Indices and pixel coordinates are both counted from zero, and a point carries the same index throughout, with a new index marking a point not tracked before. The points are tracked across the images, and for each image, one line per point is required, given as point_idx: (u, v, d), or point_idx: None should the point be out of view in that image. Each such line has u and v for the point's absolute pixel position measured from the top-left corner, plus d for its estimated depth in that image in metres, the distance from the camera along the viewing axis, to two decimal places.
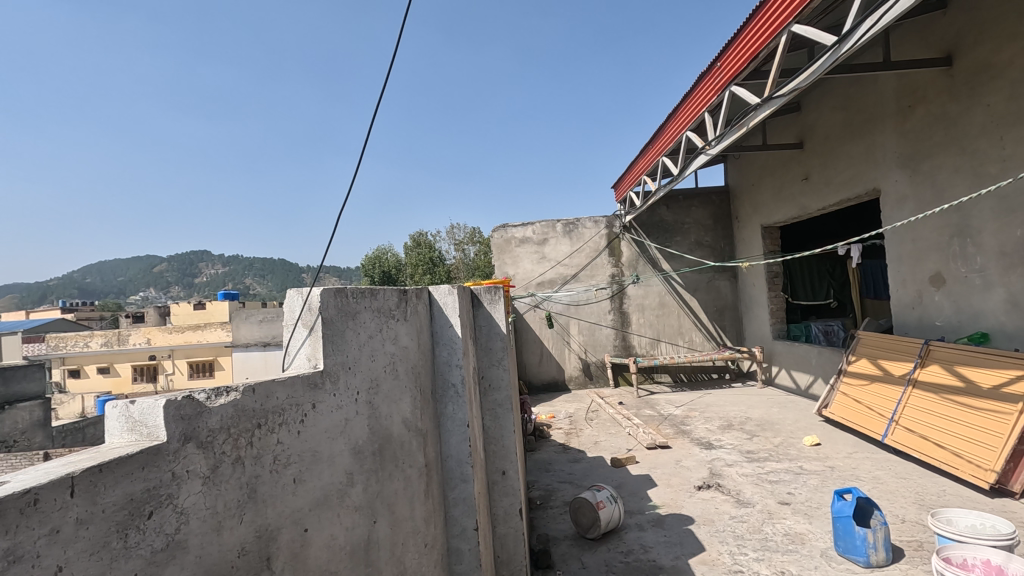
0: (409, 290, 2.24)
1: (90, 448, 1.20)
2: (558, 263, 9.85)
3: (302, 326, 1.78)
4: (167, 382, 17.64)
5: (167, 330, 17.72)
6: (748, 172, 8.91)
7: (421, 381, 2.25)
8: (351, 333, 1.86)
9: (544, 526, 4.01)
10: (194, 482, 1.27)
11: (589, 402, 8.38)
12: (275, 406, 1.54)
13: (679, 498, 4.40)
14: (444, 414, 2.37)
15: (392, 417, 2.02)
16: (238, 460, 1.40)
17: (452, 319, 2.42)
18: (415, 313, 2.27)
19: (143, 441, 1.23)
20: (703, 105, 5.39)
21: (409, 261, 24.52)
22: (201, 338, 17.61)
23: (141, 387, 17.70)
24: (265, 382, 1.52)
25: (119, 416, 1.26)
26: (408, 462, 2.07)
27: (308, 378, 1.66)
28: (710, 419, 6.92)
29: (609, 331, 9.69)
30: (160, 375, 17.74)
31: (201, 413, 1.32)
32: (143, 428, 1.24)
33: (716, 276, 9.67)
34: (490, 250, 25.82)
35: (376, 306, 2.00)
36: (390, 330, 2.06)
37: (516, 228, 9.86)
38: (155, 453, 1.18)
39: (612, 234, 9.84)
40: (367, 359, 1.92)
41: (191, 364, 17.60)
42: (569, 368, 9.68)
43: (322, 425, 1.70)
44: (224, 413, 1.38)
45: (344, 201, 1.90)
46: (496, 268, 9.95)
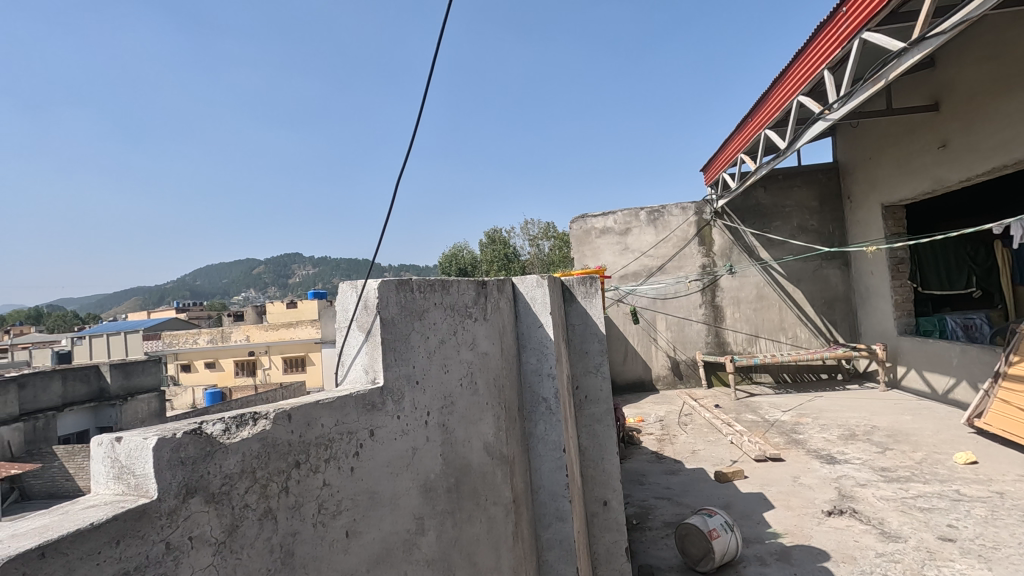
0: (489, 282, 1.82)
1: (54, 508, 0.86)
2: (642, 254, 9.16)
3: (357, 328, 1.40)
4: (265, 377, 18.59)
5: (264, 327, 18.65)
6: (864, 144, 7.80)
7: (505, 396, 1.83)
8: (417, 338, 1.46)
9: (644, 553, 3.48)
10: (203, 552, 0.91)
11: (680, 405, 7.65)
12: (320, 437, 1.16)
13: (804, 525, 3.71)
14: (534, 435, 1.94)
15: (471, 442, 1.61)
16: (267, 514, 1.03)
17: (541, 317, 1.97)
18: (497, 310, 1.85)
19: (129, 496, 0.88)
20: (824, 61, 4.58)
21: (484, 257, 24.48)
22: (294, 335, 18.36)
23: (242, 380, 18.79)
24: (305, 407, 1.15)
25: (104, 457, 0.92)
26: (492, 499, 1.65)
27: (363, 398, 1.28)
28: (827, 427, 6.04)
29: (700, 327, 8.90)
30: (259, 370, 18.70)
31: (213, 454, 0.95)
32: (130, 476, 0.89)
33: (825, 264, 8.60)
34: (565, 243, 24.87)
35: (448, 303, 1.59)
36: (465, 333, 1.65)
37: (595, 218, 9.27)
38: (138, 518, 0.82)
39: (702, 221, 8.99)
40: (438, 371, 1.51)
41: (286, 359, 18.40)
42: (656, 367, 8.99)
43: (383, 457, 1.31)
44: (247, 451, 1.01)
45: (403, 168, 1.49)
46: (575, 261, 9.40)
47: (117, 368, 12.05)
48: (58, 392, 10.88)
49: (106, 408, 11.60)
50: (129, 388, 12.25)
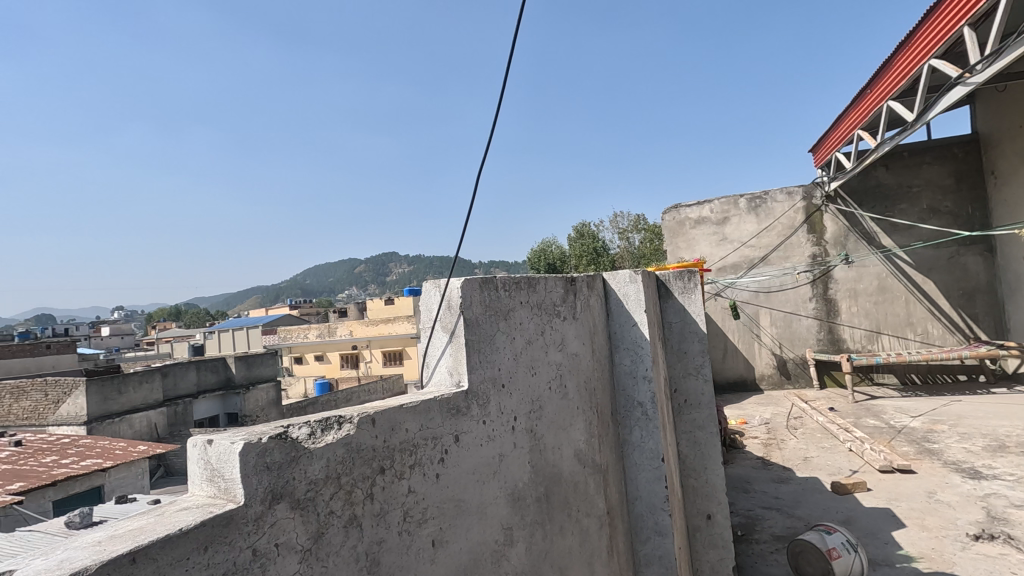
0: (578, 278, 1.71)
1: (152, 508, 0.88)
2: (743, 244, 8.57)
3: (441, 328, 1.35)
4: (367, 369, 19.71)
5: (366, 323, 19.74)
6: (1011, 112, 6.74)
7: (597, 400, 1.72)
8: (503, 339, 1.39)
9: (751, 569, 3.21)
10: (289, 560, 0.89)
11: (789, 407, 7.07)
12: (404, 443, 1.12)
13: (945, 549, 3.24)
14: (629, 442, 1.82)
15: (561, 450, 1.52)
16: (352, 522, 1.00)
17: (635, 315, 1.83)
18: (587, 308, 1.74)
19: (218, 500, 0.88)
20: (964, 17, 3.98)
21: (573, 252, 24.26)
22: (392, 330, 19.27)
23: (347, 372, 20.07)
24: (389, 411, 1.11)
25: (197, 459, 0.93)
26: (585, 510, 1.55)
27: (447, 402, 1.23)
28: (969, 437, 5.28)
29: (810, 322, 8.18)
30: (361, 363, 19.86)
31: (296, 460, 0.93)
32: (220, 480, 0.89)
33: (962, 250, 7.59)
34: (657, 236, 24.00)
35: (535, 302, 1.51)
36: (553, 333, 1.56)
37: (690, 207, 8.80)
38: (226, 524, 0.82)
39: (812, 207, 8.22)
40: (525, 373, 1.44)
41: (386, 353, 19.38)
42: (760, 366, 8.38)
43: (469, 465, 1.25)
44: (332, 457, 0.99)
45: (484, 161, 1.43)
46: (669, 253, 8.98)
47: (241, 360, 13.33)
48: (193, 380, 12.19)
49: (233, 396, 12.85)
50: (250, 377, 13.52)
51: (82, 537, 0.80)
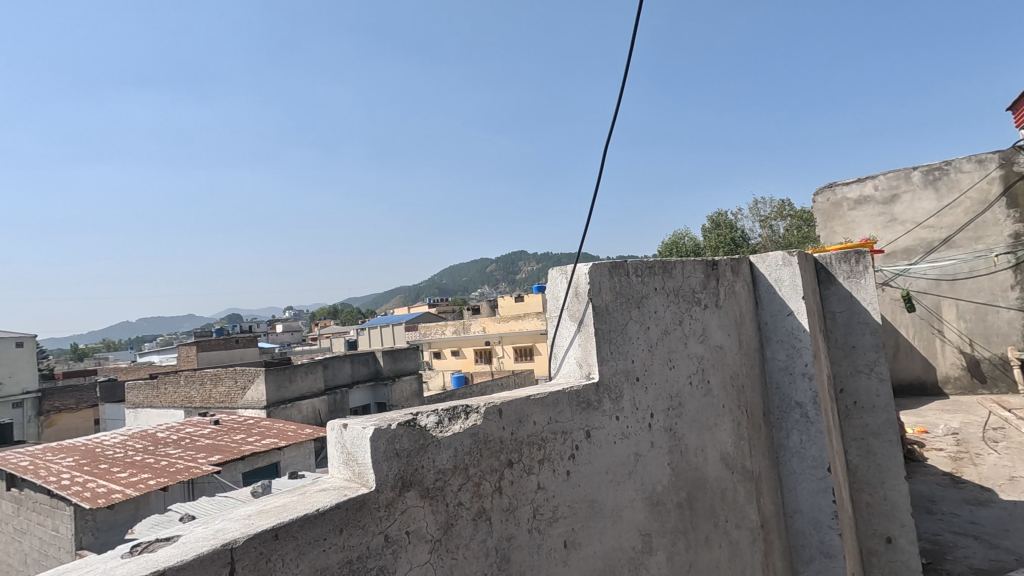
0: (721, 261, 1.54)
1: (296, 488, 0.91)
2: (918, 224, 7.37)
3: (568, 318, 1.28)
4: (500, 364, 20.32)
5: (497, 320, 20.36)
6: None
7: (746, 399, 1.53)
8: (635, 328, 1.28)
9: None
10: (420, 549, 0.88)
11: (985, 416, 5.93)
12: (532, 436, 1.07)
13: None
14: (785, 447, 1.61)
15: (705, 453, 1.37)
16: (481, 516, 0.97)
17: (789, 302, 1.61)
18: (732, 295, 1.56)
19: (353, 484, 0.89)
20: None
21: (708, 243, 22.80)
22: (522, 326, 19.61)
23: (481, 367, 20.91)
24: (516, 402, 1.07)
25: (335, 442, 0.96)
26: (735, 522, 1.39)
27: (578, 394, 1.15)
28: None
29: (1012, 316, 6.76)
30: (494, 358, 20.53)
31: (424, 448, 0.92)
32: (354, 464, 0.90)
33: None
34: (806, 221, 21.61)
35: (671, 288, 1.37)
36: (693, 323, 1.41)
37: (848, 186, 7.77)
38: (359, 508, 0.82)
39: (1013, 175, 6.81)
40: (663, 366, 1.31)
41: (517, 349, 19.81)
42: (943, 366, 7.14)
43: (602, 463, 1.16)
44: (459, 447, 0.97)
45: (611, 139, 1.33)
46: (823, 238, 8.02)
47: (387, 353, 14.49)
48: (348, 371, 13.49)
49: (382, 387, 14.01)
50: (395, 370, 14.64)
51: (238, 509, 0.86)
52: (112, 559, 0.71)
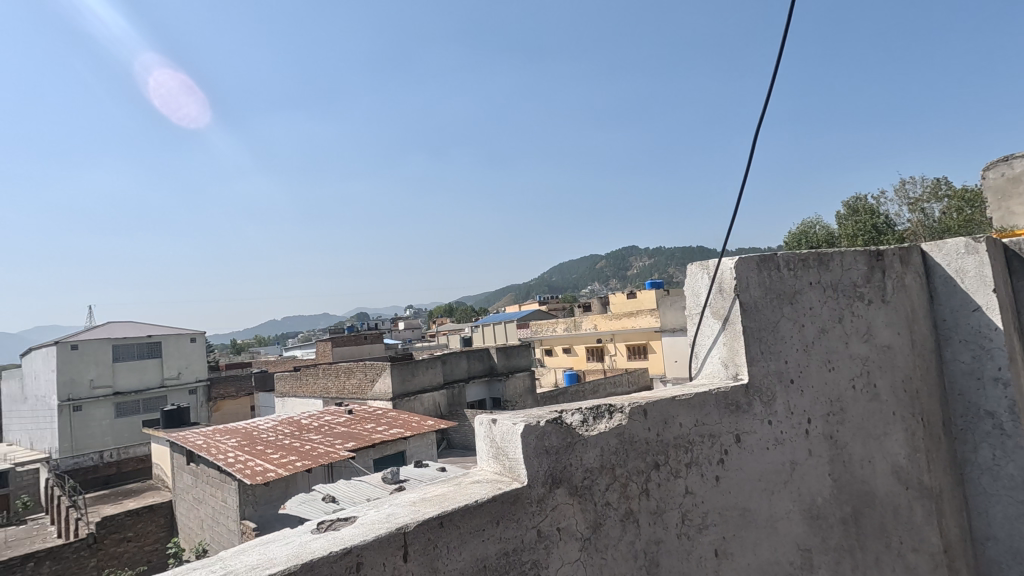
0: (886, 251, 1.38)
1: (450, 479, 0.96)
2: None
3: (712, 315, 1.22)
4: (612, 362, 19.99)
5: (609, 317, 20.05)
6: None
7: (921, 404, 1.35)
8: (789, 326, 1.18)
9: None
10: (571, 546, 0.89)
11: None
12: (679, 438, 1.03)
13: None
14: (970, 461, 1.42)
15: (873, 463, 1.23)
16: (629, 517, 0.96)
17: None
18: (902, 288, 1.39)
19: (504, 478, 0.92)
20: None
21: (844, 231, 20.59)
22: (635, 323, 19.09)
23: (593, 364, 20.70)
24: (661, 403, 1.03)
25: (485, 436, 0.99)
26: (912, 543, 1.23)
27: (727, 396, 1.09)
28: None
29: None
30: (606, 355, 20.23)
31: (570, 446, 0.92)
32: (505, 459, 0.92)
33: None
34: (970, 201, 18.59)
35: (829, 281, 1.26)
36: (856, 320, 1.28)
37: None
38: (514, 502, 0.85)
39: None
40: (822, 368, 1.20)
41: (629, 346, 19.35)
42: None
43: (753, 470, 1.09)
44: (606, 446, 0.96)
45: (760, 127, 1.27)
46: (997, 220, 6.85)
47: (500, 350, 14.87)
48: (465, 367, 14.03)
49: (496, 382, 14.42)
50: (509, 366, 14.98)
51: (401, 495, 0.92)
52: (301, 532, 0.79)
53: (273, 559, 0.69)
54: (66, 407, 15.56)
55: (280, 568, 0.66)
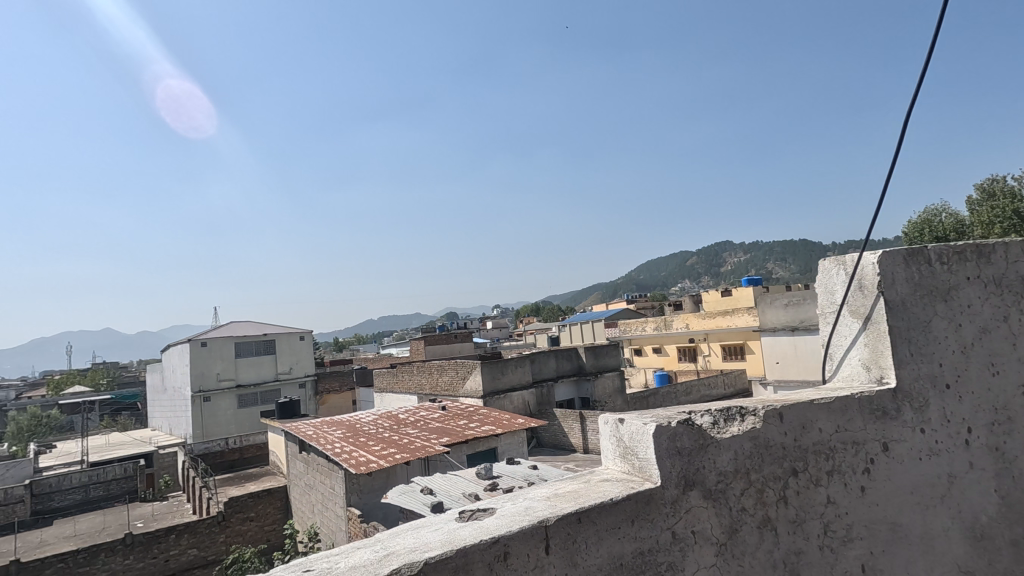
0: None
1: (579, 476, 0.97)
2: None
3: (850, 313, 1.14)
4: (705, 363, 19.13)
5: (702, 316, 19.20)
6: None
7: None
8: (943, 325, 1.07)
9: None
10: (706, 550, 0.87)
11: None
12: (818, 444, 0.98)
13: None
14: None
15: None
16: (766, 524, 0.92)
17: None
18: None
19: (634, 477, 0.91)
20: None
21: (977, 218, 18.22)
22: (731, 322, 18.10)
23: (685, 365, 19.91)
24: (797, 406, 0.98)
25: (611, 436, 1.00)
26: None
27: (872, 401, 1.01)
28: None
29: None
30: (699, 356, 19.39)
31: (705, 448, 0.90)
32: (635, 458, 0.92)
33: None
34: None
35: (992, 276, 1.13)
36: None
37: None
38: (647, 502, 0.84)
39: None
40: (985, 372, 1.08)
41: (724, 347, 18.40)
42: None
43: (904, 482, 1.01)
44: (739, 450, 0.93)
45: (909, 124, 1.31)
46: None
47: (589, 350, 14.68)
48: (553, 366, 14.02)
49: (585, 382, 14.28)
50: (597, 367, 14.77)
51: (533, 490, 0.95)
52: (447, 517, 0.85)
53: (426, 542, 0.74)
54: (198, 398, 17.43)
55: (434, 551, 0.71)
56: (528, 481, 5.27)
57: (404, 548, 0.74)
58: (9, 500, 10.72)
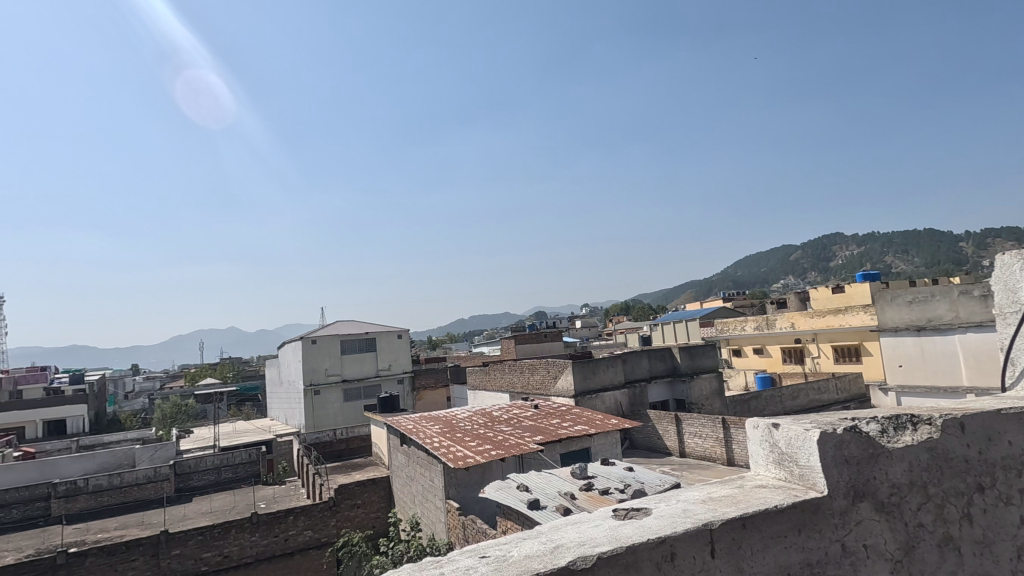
0: None
1: (734, 481, 1.04)
2: None
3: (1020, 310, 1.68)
4: (814, 365, 17.74)
5: (810, 314, 17.86)
6: None
7: None
8: None
9: None
10: (880, 565, 0.93)
11: None
12: (1002, 460, 1.05)
13: None
14: None
15: None
16: (946, 543, 0.98)
17: None
18: None
19: (794, 484, 0.96)
20: None
21: None
22: (844, 322, 16.61)
23: (791, 367, 18.57)
24: (970, 419, 1.04)
25: (760, 440, 1.04)
26: None
27: None
28: None
29: None
30: (807, 357, 18.01)
31: (876, 458, 0.96)
32: (792, 465, 0.97)
33: None
34: None
35: None
36: None
37: None
38: (814, 512, 0.89)
39: None
40: None
41: (837, 348, 16.98)
42: None
43: None
44: (913, 462, 0.99)
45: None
46: None
47: (683, 350, 14.00)
48: (646, 367, 13.56)
49: (680, 384, 13.70)
50: (693, 368, 14.05)
51: (680, 493, 1.01)
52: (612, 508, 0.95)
53: (583, 541, 0.81)
54: (309, 391, 18.89)
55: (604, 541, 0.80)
56: (624, 484, 5.17)
57: (560, 545, 0.81)
58: (159, 477, 12.19)
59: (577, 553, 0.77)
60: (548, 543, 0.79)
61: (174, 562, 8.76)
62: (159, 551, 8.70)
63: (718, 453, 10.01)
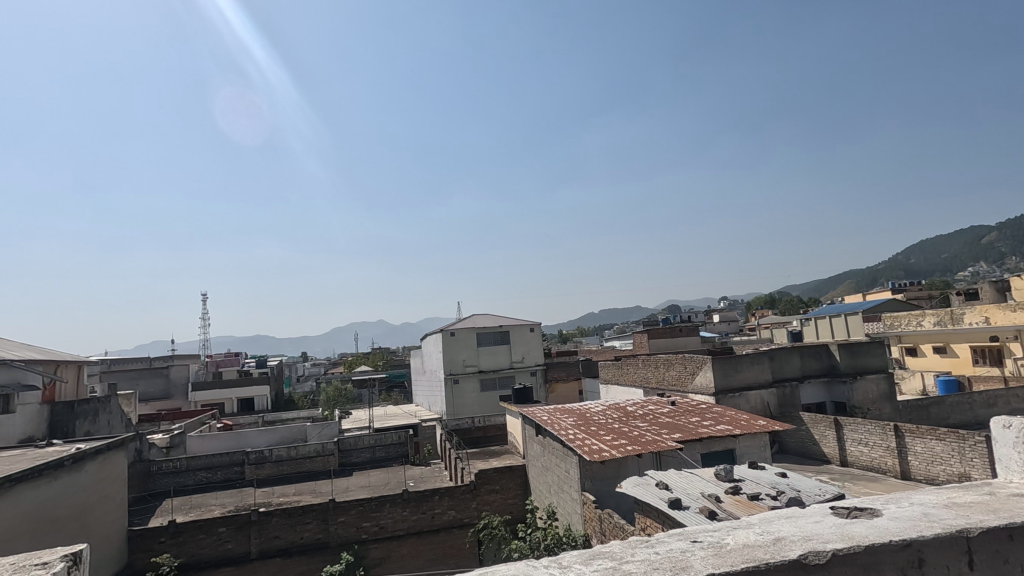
0: None
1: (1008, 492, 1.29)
2: None
3: None
4: (1016, 369, 14.44)
5: (1010, 307, 14.72)
6: None
7: None
8: None
9: None
10: None
11: None
12: None
13: None
14: None
15: None
16: None
17: None
18: None
19: None
20: None
21: None
22: None
23: (986, 371, 15.40)
24: None
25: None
26: None
27: None
28: None
29: None
30: (1007, 360, 14.82)
31: None
32: None
33: None
34: None
35: None
36: None
37: None
38: None
39: None
40: None
41: None
42: None
43: None
44: None
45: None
46: None
47: (843, 347, 12.44)
48: (798, 365, 12.39)
49: (839, 384, 12.30)
50: (855, 367, 12.43)
51: (917, 506, 1.29)
52: (838, 518, 1.25)
53: (801, 544, 1.10)
54: (449, 380, 20.07)
55: (839, 544, 1.11)
56: (777, 488, 4.78)
57: (782, 546, 1.11)
58: (325, 452, 13.79)
59: (797, 553, 1.07)
60: (773, 542, 1.10)
61: (340, 528, 9.84)
62: (328, 516, 9.84)
63: (889, 465, 8.80)
